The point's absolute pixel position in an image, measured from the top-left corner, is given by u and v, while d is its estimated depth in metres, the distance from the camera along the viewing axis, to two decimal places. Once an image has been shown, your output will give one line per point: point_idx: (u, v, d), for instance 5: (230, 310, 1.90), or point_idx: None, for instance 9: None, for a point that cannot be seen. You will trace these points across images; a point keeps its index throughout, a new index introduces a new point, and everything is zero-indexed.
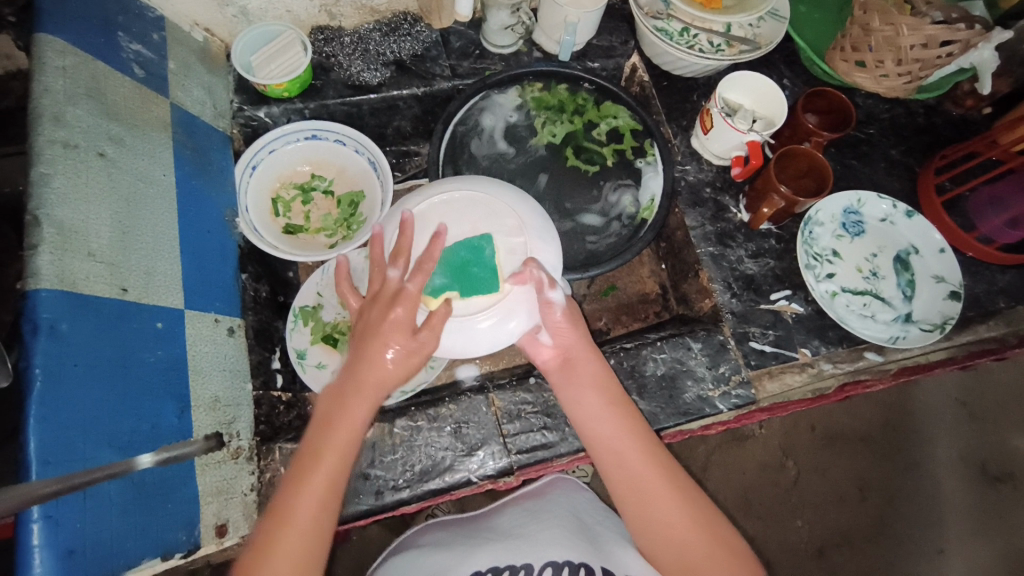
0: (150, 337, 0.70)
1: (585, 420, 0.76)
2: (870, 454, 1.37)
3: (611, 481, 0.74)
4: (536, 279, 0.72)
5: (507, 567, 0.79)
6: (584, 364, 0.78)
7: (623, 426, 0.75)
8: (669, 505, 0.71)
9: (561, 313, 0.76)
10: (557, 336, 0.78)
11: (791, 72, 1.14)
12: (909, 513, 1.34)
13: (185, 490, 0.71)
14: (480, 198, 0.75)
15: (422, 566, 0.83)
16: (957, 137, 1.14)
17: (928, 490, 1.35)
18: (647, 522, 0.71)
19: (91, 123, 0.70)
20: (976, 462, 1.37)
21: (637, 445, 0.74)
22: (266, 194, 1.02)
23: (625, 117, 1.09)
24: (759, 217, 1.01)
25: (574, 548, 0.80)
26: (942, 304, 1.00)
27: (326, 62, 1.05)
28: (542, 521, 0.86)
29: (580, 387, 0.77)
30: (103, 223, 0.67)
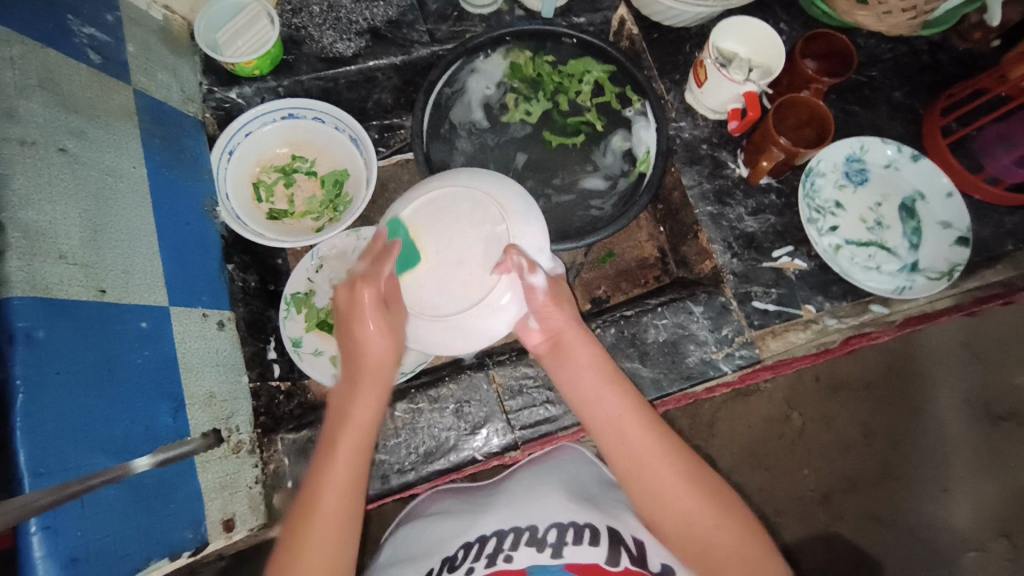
0: (135, 337, 0.68)
1: (581, 397, 0.76)
2: (875, 401, 1.37)
3: (610, 456, 0.74)
4: (518, 266, 0.68)
5: (512, 530, 0.77)
6: (578, 344, 0.76)
7: (624, 402, 0.74)
8: (669, 475, 0.71)
9: (545, 296, 0.72)
10: (545, 319, 0.75)
11: (788, 15, 1.08)
12: (915, 457, 1.34)
13: (188, 489, 0.70)
14: (456, 189, 0.71)
15: (430, 537, 0.84)
16: (965, 73, 1.09)
17: (934, 435, 1.36)
18: (647, 494, 0.71)
19: (48, 117, 0.66)
20: (981, 404, 1.37)
21: (638, 421, 0.73)
22: (246, 179, 0.99)
23: (601, 70, 1.04)
24: (758, 170, 0.96)
25: (579, 510, 0.78)
26: (948, 251, 0.98)
27: (296, 34, 1.00)
28: (547, 484, 0.84)
29: (575, 366, 0.76)
30: (72, 223, 0.64)
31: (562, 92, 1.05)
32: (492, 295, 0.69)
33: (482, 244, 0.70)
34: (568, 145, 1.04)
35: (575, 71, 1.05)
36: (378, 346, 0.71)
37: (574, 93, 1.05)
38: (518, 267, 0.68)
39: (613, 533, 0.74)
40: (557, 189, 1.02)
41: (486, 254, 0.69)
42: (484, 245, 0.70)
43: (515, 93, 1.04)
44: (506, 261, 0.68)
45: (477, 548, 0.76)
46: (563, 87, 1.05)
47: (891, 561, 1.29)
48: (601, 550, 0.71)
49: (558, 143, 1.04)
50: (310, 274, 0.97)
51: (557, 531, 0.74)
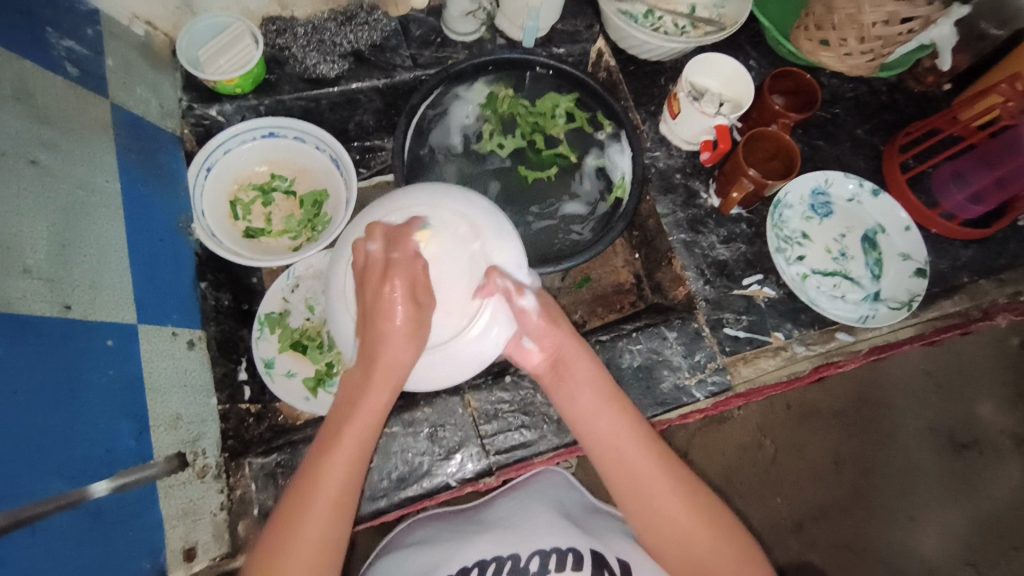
0: (100, 356, 0.66)
1: (582, 416, 0.75)
2: (842, 427, 1.40)
3: (609, 476, 0.74)
4: (502, 288, 0.70)
5: (495, 559, 0.78)
6: (577, 364, 0.76)
7: (622, 422, 0.74)
8: (667, 495, 0.71)
9: (537, 317, 0.73)
10: (541, 339, 0.75)
11: (757, 53, 1.13)
12: (881, 482, 1.38)
13: (147, 516, 0.67)
14: (421, 208, 0.71)
15: (414, 564, 0.82)
16: (921, 114, 1.15)
17: (899, 461, 1.39)
18: (643, 513, 0.72)
19: (20, 129, 0.65)
20: (943, 430, 1.42)
21: (636, 441, 0.73)
22: (223, 197, 0.98)
23: (569, 100, 1.07)
24: (729, 201, 1.00)
25: (563, 535, 0.79)
26: (908, 282, 1.02)
27: (279, 54, 1.00)
28: (529, 511, 0.85)
29: (575, 385, 0.76)
30: (39, 237, 0.63)
31: (540, 129, 1.07)
32: (480, 317, 0.69)
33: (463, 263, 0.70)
34: (543, 177, 1.06)
35: (551, 101, 1.07)
36: (401, 339, 0.67)
37: (550, 127, 1.07)
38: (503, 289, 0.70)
39: (595, 555, 0.76)
40: (537, 214, 1.04)
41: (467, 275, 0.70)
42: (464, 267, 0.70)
43: (490, 125, 1.07)
44: (490, 283, 0.70)
45: None
46: (543, 121, 1.07)
47: None
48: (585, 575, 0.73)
49: (536, 179, 1.05)
50: (285, 293, 0.96)
51: (540, 559, 0.75)
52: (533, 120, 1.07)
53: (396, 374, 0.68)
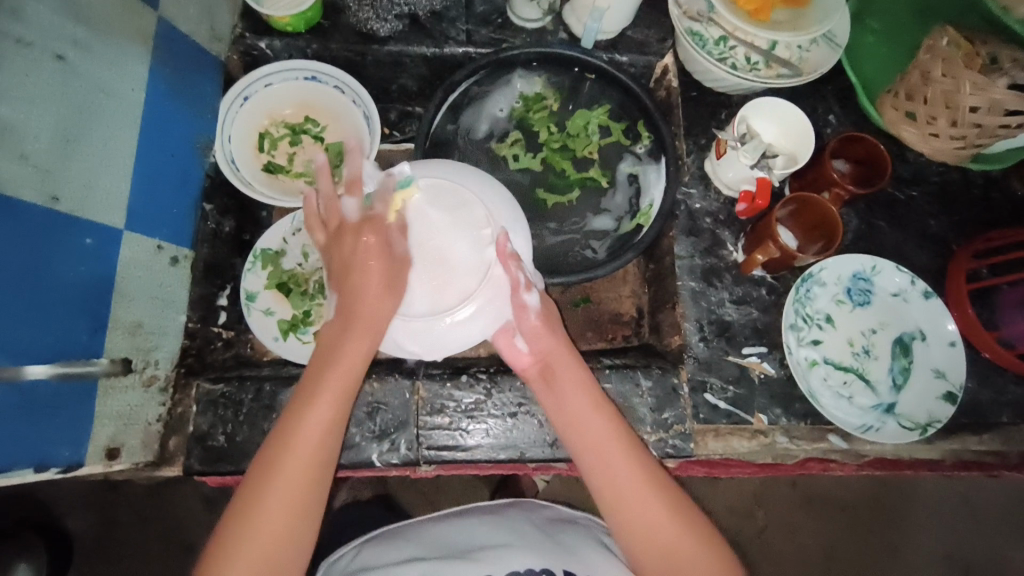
0: (73, 253, 0.69)
1: (568, 419, 0.75)
2: (849, 522, 1.33)
3: (595, 483, 0.73)
4: (514, 278, 0.73)
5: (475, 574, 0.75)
6: (565, 366, 0.76)
7: (611, 427, 0.74)
8: (653, 508, 0.71)
9: (536, 318, 0.75)
10: (532, 340, 0.76)
11: (842, 107, 1.00)
12: None
13: (80, 410, 0.70)
14: (445, 183, 0.74)
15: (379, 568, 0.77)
16: (1012, 221, 1.00)
17: None
18: (627, 523, 0.72)
19: (50, 24, 0.67)
20: (946, 568, 1.32)
21: (623, 449, 0.73)
22: (254, 128, 1.00)
23: (603, 111, 1.03)
24: (751, 262, 0.92)
25: (541, 555, 0.78)
26: (932, 403, 0.91)
27: (338, 1, 1.00)
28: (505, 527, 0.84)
29: (564, 387, 0.76)
30: (45, 129, 0.66)
31: (569, 149, 1.03)
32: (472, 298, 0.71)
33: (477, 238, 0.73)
34: (562, 202, 1.01)
35: (583, 113, 1.03)
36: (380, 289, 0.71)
37: (581, 146, 1.03)
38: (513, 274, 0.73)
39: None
40: (554, 229, 1.00)
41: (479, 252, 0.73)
42: (473, 250, 0.73)
43: (521, 134, 1.03)
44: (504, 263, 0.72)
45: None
46: (574, 142, 1.03)
47: None
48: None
49: (555, 203, 1.01)
50: (286, 235, 0.99)
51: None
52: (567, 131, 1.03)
53: (374, 323, 0.71)
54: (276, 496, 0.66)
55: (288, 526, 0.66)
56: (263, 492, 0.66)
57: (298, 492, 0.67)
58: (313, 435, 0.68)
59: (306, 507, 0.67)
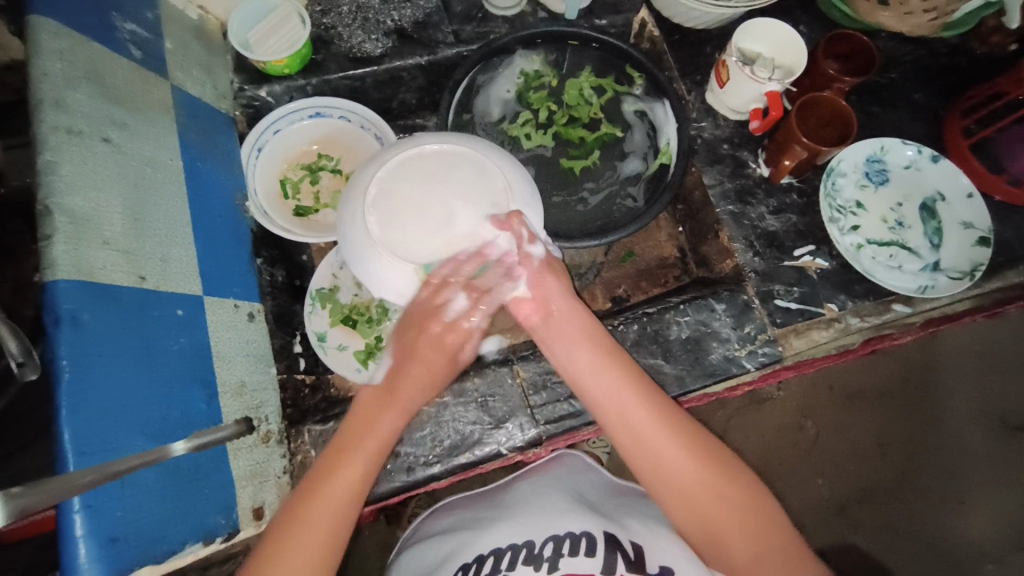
0: (172, 324, 0.69)
1: (582, 367, 0.76)
2: (889, 408, 1.41)
3: (607, 425, 0.75)
4: (518, 232, 0.70)
5: (510, 546, 0.77)
6: (569, 316, 0.78)
7: (617, 373, 0.75)
8: (666, 444, 0.71)
9: (540, 265, 0.75)
10: (536, 286, 0.76)
11: (808, 17, 1.08)
12: (929, 466, 1.38)
13: (220, 475, 0.70)
14: (467, 150, 0.73)
15: (433, 555, 0.84)
16: (985, 76, 1.10)
17: (950, 445, 1.39)
18: (649, 466, 0.72)
19: (93, 108, 0.68)
20: (996, 414, 1.41)
21: (636, 394, 0.74)
22: (274, 176, 1.01)
23: (588, 73, 1.07)
24: (780, 170, 0.97)
25: (580, 517, 0.79)
26: (971, 251, 0.98)
27: (325, 34, 1.01)
28: (541, 497, 0.86)
29: (568, 341, 0.77)
30: (115, 211, 0.66)
31: (575, 119, 1.07)
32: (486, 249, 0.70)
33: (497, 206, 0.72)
34: (589, 163, 1.06)
35: (573, 82, 1.07)
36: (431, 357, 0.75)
37: (585, 112, 1.07)
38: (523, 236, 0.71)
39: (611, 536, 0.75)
40: (591, 188, 1.04)
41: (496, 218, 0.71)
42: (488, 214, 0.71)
43: (529, 113, 1.07)
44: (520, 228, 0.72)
45: (475, 568, 0.76)
46: (577, 111, 1.07)
47: (904, 568, 1.31)
48: (598, 559, 0.71)
49: (584, 168, 1.05)
50: (334, 270, 0.98)
51: (554, 543, 0.75)
52: (567, 97, 1.07)
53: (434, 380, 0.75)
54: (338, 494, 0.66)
55: (333, 529, 0.65)
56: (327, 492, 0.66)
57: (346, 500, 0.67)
58: (375, 454, 0.70)
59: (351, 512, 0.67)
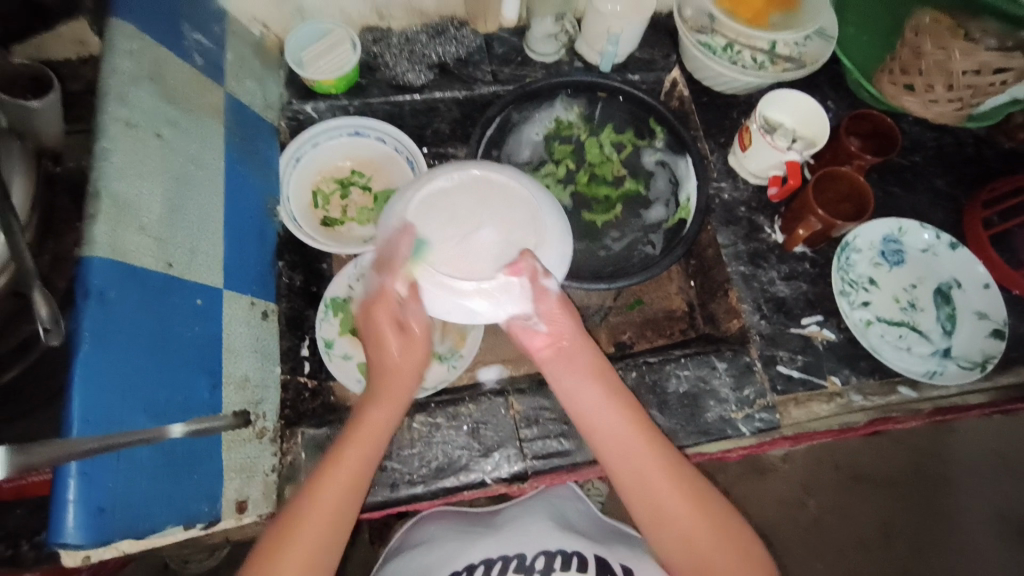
0: (189, 312, 0.73)
1: (587, 403, 0.78)
2: (894, 497, 1.37)
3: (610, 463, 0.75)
4: (531, 269, 0.70)
5: (502, 557, 0.84)
6: (581, 354, 0.79)
7: (626, 413, 0.76)
8: (664, 486, 0.73)
9: (555, 301, 0.74)
10: (551, 324, 0.77)
11: (835, 94, 1.12)
12: (934, 562, 1.34)
13: (211, 464, 0.72)
14: (479, 181, 0.74)
15: (421, 562, 0.88)
16: (1008, 170, 1.11)
17: (957, 543, 1.36)
18: (647, 510, 0.73)
19: (151, 106, 0.74)
20: (1006, 515, 1.38)
21: (642, 437, 0.75)
22: (307, 186, 1.06)
23: (608, 130, 1.12)
24: (794, 238, 0.99)
25: (570, 539, 0.86)
26: (984, 342, 0.97)
27: (373, 61, 1.08)
28: (532, 514, 0.92)
29: (580, 374, 0.78)
30: (155, 200, 0.71)
31: (599, 176, 1.11)
32: (495, 288, 0.69)
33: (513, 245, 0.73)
34: (609, 216, 1.09)
35: (593, 141, 1.12)
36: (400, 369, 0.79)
37: (608, 168, 1.11)
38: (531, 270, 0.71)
39: (601, 562, 0.82)
40: (616, 236, 1.08)
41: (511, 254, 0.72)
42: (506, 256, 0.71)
43: (552, 165, 1.11)
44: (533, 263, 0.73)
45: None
46: (600, 168, 1.12)
47: None
48: None
49: (604, 220, 1.09)
50: (352, 281, 1.00)
51: (546, 558, 0.82)
52: (591, 150, 1.12)
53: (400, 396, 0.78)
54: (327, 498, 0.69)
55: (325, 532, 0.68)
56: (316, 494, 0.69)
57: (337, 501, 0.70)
58: (368, 447, 0.74)
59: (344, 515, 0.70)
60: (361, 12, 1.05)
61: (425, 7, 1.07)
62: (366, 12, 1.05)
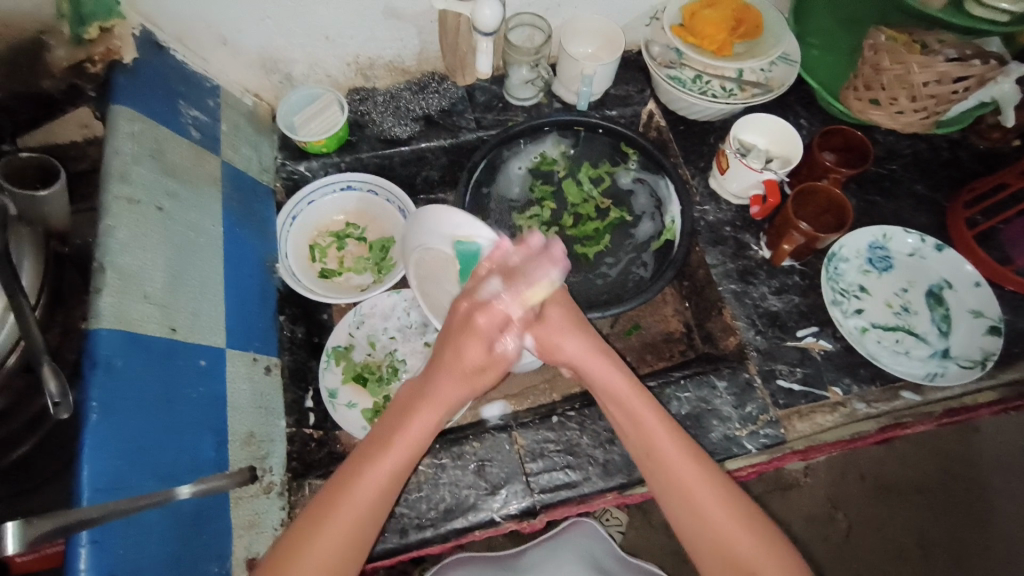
0: (194, 373, 0.75)
1: (625, 419, 0.79)
2: (927, 505, 1.34)
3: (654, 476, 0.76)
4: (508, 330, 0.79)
5: None
6: (604, 373, 0.81)
7: (667, 425, 0.77)
8: (707, 498, 0.72)
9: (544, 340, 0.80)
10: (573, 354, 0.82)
11: (808, 112, 1.16)
12: (976, 572, 1.29)
13: (219, 522, 0.73)
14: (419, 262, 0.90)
15: None
16: (987, 170, 1.14)
17: (998, 548, 1.31)
18: (687, 515, 0.72)
19: (152, 180, 0.79)
20: None
21: (681, 448, 0.75)
22: (304, 242, 1.10)
23: (585, 167, 1.16)
24: (780, 252, 1.01)
25: None
26: (981, 340, 0.97)
27: (361, 119, 1.13)
28: (558, 561, 0.93)
29: (621, 400, 0.79)
30: (158, 269, 0.74)
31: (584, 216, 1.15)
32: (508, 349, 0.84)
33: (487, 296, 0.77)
34: (597, 245, 1.12)
35: (573, 179, 1.16)
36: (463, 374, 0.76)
37: (590, 206, 1.15)
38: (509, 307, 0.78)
39: None
40: (611, 262, 1.11)
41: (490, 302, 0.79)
42: None
43: (537, 208, 1.15)
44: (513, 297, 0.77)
45: None
46: (582, 209, 1.15)
47: None
48: None
49: (594, 251, 1.12)
50: (351, 330, 1.05)
51: None
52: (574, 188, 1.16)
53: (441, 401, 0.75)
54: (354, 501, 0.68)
55: (351, 538, 0.67)
56: (341, 495, 0.68)
57: (359, 521, 0.68)
58: (407, 453, 0.72)
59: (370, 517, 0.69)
60: (347, 75, 1.11)
61: (407, 65, 1.13)
62: (351, 74, 1.11)
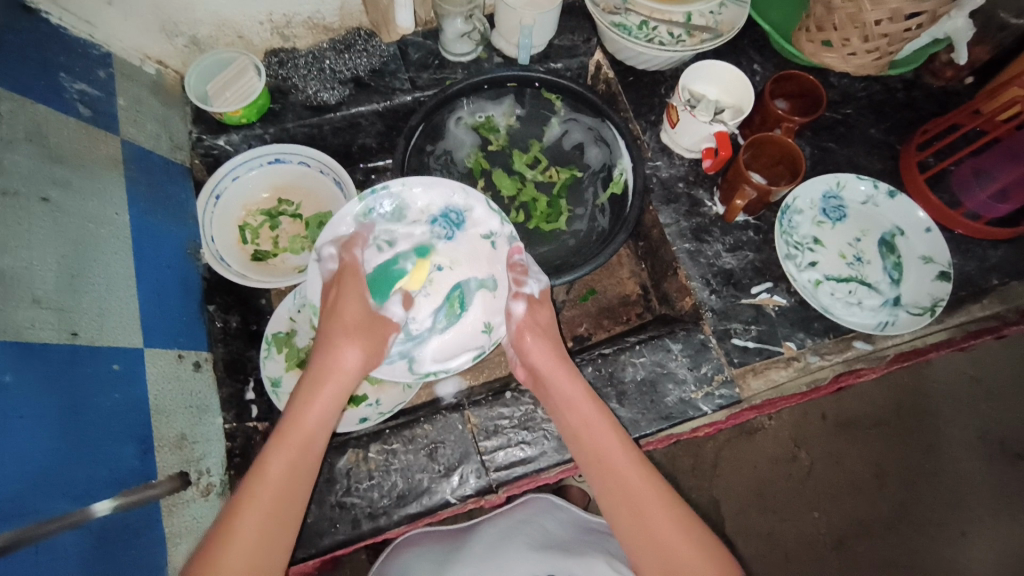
0: (105, 380, 0.69)
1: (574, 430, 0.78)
2: (885, 437, 1.38)
3: (602, 494, 0.74)
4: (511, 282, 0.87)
5: None
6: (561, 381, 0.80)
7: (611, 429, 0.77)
8: (641, 486, 0.73)
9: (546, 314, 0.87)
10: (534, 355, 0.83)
11: (760, 57, 1.11)
12: (928, 495, 1.35)
13: (151, 534, 0.70)
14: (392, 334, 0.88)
15: None
16: (940, 109, 1.11)
17: (949, 472, 1.37)
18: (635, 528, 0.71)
19: (33, 168, 0.69)
20: (995, 440, 1.39)
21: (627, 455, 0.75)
22: (232, 223, 1.02)
23: (516, 155, 1.10)
24: (733, 209, 0.97)
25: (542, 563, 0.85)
26: (931, 286, 0.97)
27: (282, 84, 1.04)
28: (510, 540, 0.90)
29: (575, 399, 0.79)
30: (49, 269, 0.66)
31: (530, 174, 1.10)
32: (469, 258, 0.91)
33: (485, 306, 0.91)
34: (557, 204, 1.08)
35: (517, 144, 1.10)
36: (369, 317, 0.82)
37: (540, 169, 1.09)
38: (512, 279, 0.88)
39: None
40: (579, 214, 1.07)
41: (482, 268, 0.91)
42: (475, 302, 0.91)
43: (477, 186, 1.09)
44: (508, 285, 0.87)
45: None
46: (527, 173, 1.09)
47: None
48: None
49: (557, 221, 1.07)
50: (291, 313, 0.99)
51: None
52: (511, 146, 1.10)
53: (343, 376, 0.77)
54: (314, 409, 0.73)
55: (303, 462, 0.70)
56: (261, 479, 0.67)
57: (276, 500, 0.66)
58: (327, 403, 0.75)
59: (294, 499, 0.68)
60: (262, 35, 1.01)
61: (329, 22, 1.02)
62: (267, 35, 1.01)
